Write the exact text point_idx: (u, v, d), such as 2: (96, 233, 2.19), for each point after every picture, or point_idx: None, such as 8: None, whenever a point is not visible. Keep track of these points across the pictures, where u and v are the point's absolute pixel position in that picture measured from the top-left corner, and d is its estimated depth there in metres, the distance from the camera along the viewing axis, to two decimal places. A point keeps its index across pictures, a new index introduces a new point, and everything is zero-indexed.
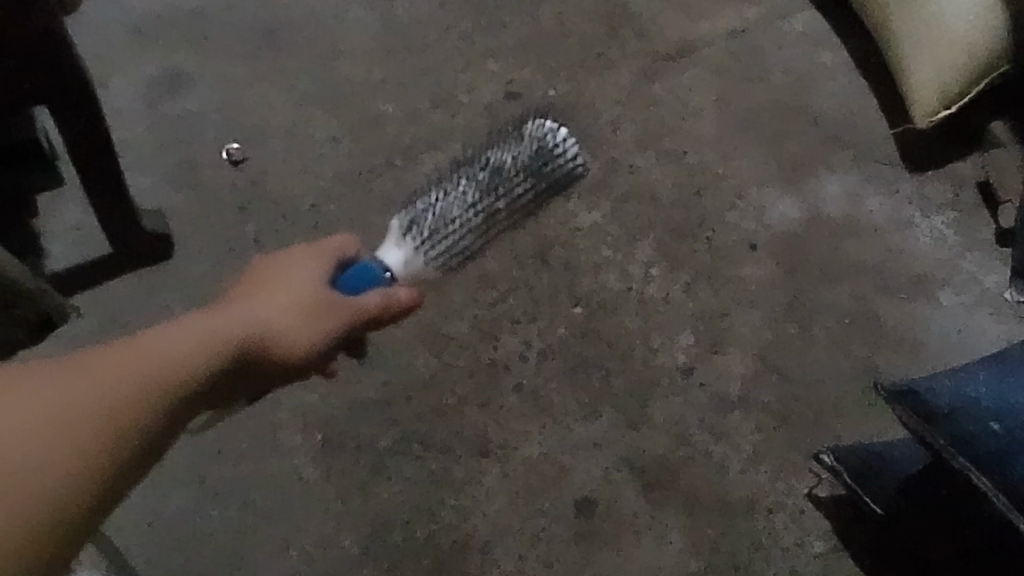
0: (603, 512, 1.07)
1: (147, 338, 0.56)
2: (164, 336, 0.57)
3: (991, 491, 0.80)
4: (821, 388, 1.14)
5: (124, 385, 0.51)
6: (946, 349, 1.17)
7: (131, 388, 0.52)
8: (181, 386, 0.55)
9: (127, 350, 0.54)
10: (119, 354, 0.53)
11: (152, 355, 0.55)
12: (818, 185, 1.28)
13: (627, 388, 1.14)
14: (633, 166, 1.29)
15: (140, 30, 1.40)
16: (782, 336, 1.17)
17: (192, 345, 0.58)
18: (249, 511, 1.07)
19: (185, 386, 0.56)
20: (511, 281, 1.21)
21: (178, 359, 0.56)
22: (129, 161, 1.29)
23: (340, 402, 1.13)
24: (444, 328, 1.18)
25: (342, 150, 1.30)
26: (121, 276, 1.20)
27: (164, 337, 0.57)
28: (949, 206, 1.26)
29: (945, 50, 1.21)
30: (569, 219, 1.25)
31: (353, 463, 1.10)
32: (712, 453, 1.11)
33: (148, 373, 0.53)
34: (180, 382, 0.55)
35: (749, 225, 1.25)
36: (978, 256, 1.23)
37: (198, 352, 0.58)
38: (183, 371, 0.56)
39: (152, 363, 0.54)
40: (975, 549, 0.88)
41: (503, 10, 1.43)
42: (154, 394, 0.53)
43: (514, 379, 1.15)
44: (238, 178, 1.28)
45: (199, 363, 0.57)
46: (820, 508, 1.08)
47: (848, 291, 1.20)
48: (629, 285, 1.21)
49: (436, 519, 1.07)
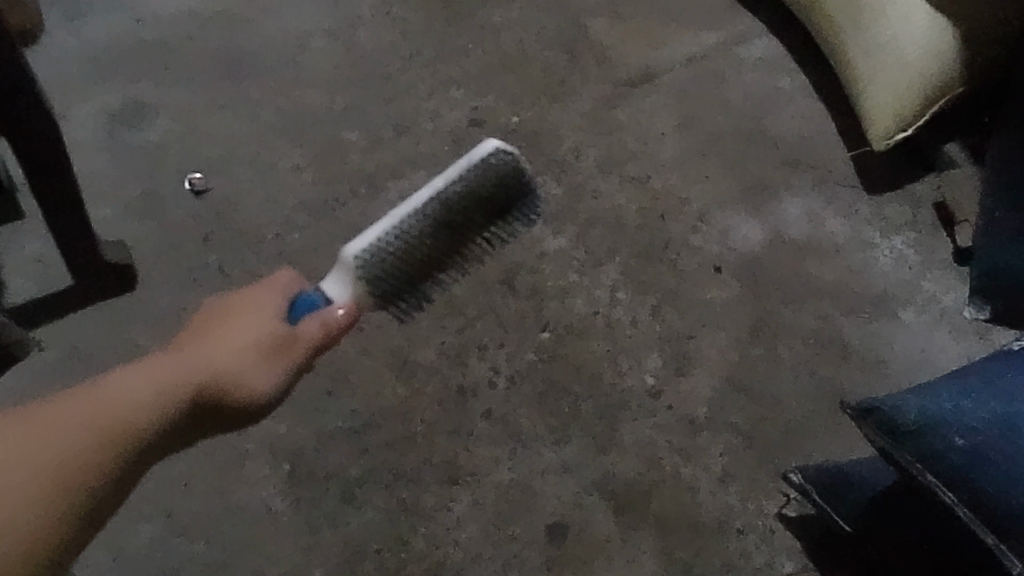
0: (575, 538, 1.07)
1: (99, 397, 0.64)
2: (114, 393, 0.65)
3: (955, 504, 0.82)
4: (788, 408, 1.15)
5: (62, 454, 0.59)
6: (909, 367, 1.18)
7: (69, 455, 0.60)
8: (126, 440, 0.63)
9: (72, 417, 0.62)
10: (73, 417, 0.62)
11: (103, 417, 0.63)
12: (780, 207, 1.29)
13: (597, 412, 1.14)
14: (597, 191, 1.30)
15: (100, 60, 1.39)
16: (748, 357, 1.18)
17: (138, 399, 0.65)
18: (218, 544, 1.06)
19: (130, 440, 0.64)
20: (478, 307, 1.21)
21: (123, 415, 0.64)
22: (90, 192, 1.28)
23: (308, 431, 1.12)
24: (412, 355, 1.17)
25: (306, 179, 1.30)
26: (83, 308, 1.18)
27: (117, 394, 0.65)
28: (908, 227, 1.28)
29: (900, 74, 1.23)
30: (535, 244, 1.26)
31: (322, 493, 1.09)
32: (682, 474, 1.11)
33: (94, 434, 0.62)
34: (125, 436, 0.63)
35: (712, 247, 1.26)
36: (937, 275, 1.25)
37: (145, 405, 0.65)
38: (127, 426, 0.64)
39: (93, 425, 0.62)
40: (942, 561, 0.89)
41: (465, 37, 1.44)
42: (95, 455, 0.61)
43: (482, 405, 1.15)
44: (201, 207, 1.27)
45: (146, 415, 0.65)
46: (790, 528, 1.08)
47: (812, 311, 1.22)
48: (596, 308, 1.21)
49: (408, 548, 1.06)
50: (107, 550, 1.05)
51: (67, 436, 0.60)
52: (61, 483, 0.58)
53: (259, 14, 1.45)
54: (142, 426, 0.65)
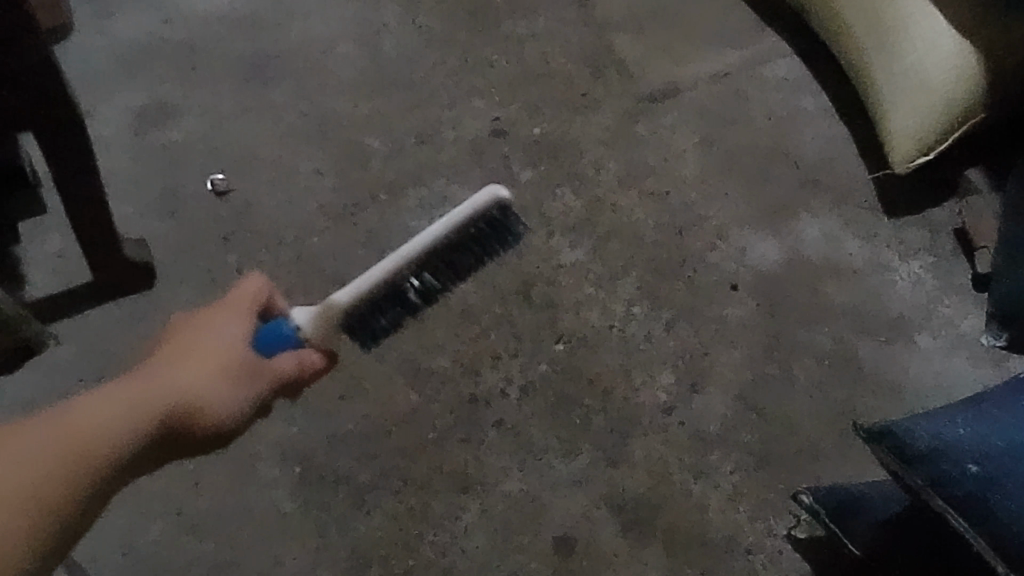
0: (582, 550, 1.07)
1: (68, 416, 0.62)
2: (77, 418, 0.62)
3: (968, 531, 0.82)
4: (800, 429, 1.15)
5: (38, 472, 0.58)
6: (924, 392, 1.18)
7: (45, 473, 0.58)
8: (99, 462, 0.61)
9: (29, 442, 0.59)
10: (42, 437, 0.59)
11: (79, 431, 0.61)
12: (798, 227, 1.29)
13: (608, 426, 1.14)
14: (616, 206, 1.30)
15: (127, 60, 1.40)
16: (762, 376, 1.18)
17: (111, 420, 0.63)
18: (226, 543, 1.06)
19: (99, 464, 0.61)
20: (493, 316, 1.21)
21: (93, 437, 0.62)
22: (113, 189, 1.29)
23: (319, 434, 1.13)
24: (426, 363, 1.18)
25: (327, 183, 1.31)
26: (102, 304, 1.19)
27: (85, 417, 0.62)
28: (927, 251, 1.28)
29: (923, 98, 1.23)
30: (552, 256, 1.26)
31: (331, 497, 1.09)
32: (692, 491, 1.11)
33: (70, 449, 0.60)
34: (94, 458, 0.61)
35: (729, 265, 1.26)
36: (955, 300, 1.24)
37: (115, 427, 0.63)
38: (93, 449, 0.61)
39: (72, 442, 0.61)
40: None
41: (489, 47, 1.45)
42: (71, 473, 0.59)
43: (494, 414, 1.15)
44: (222, 209, 1.28)
45: (120, 437, 0.63)
46: (799, 548, 1.08)
47: (828, 333, 1.21)
48: (611, 322, 1.21)
49: (414, 555, 1.06)
50: (116, 546, 1.06)
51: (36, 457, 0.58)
52: (41, 498, 0.57)
53: (286, 19, 1.46)
54: (111, 447, 0.62)
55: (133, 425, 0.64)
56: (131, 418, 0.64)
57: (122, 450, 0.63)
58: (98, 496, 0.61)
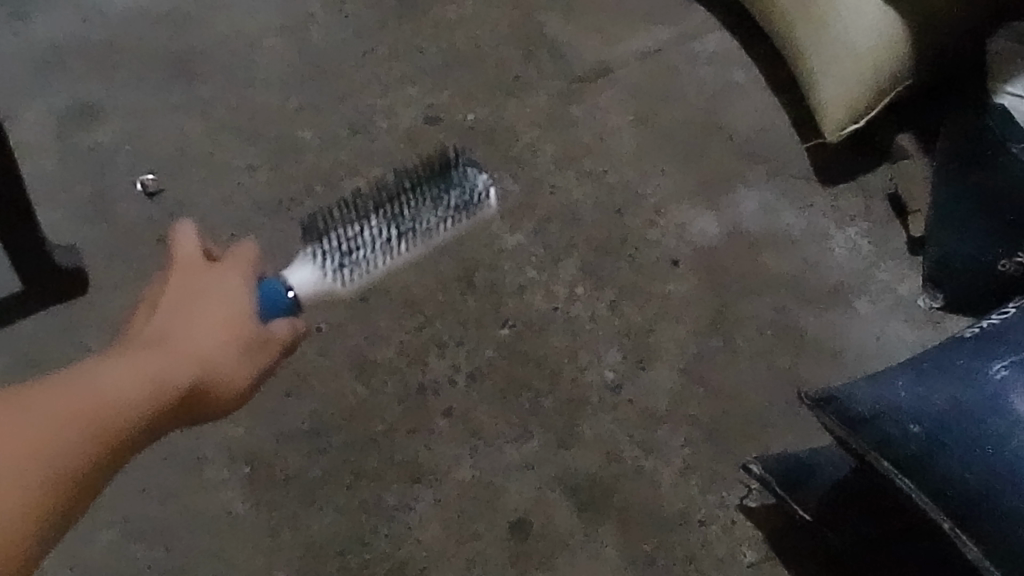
0: (538, 533, 1.07)
1: (102, 372, 0.60)
2: (80, 380, 0.59)
3: (913, 491, 0.85)
4: (747, 399, 1.16)
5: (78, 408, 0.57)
6: (865, 356, 1.19)
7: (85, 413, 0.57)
8: (129, 414, 0.60)
9: (56, 408, 0.56)
10: (77, 382, 0.59)
11: (112, 383, 0.60)
12: (736, 200, 1.30)
13: (557, 409, 1.14)
14: (554, 187, 1.30)
15: (47, 62, 1.37)
16: (707, 350, 1.19)
17: (133, 380, 0.61)
18: (177, 549, 1.05)
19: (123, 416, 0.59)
20: (437, 305, 1.20)
21: (101, 399, 0.58)
22: (40, 197, 1.26)
23: (267, 433, 1.11)
24: (371, 355, 1.17)
25: (260, 179, 1.29)
26: (34, 315, 1.16)
27: (113, 371, 0.61)
28: (862, 218, 1.30)
29: (849, 67, 1.24)
30: (494, 241, 1.25)
31: (282, 496, 1.08)
32: (644, 468, 1.11)
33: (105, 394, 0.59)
34: (105, 421, 0.58)
35: (670, 242, 1.26)
36: (891, 264, 1.26)
37: (119, 390, 0.60)
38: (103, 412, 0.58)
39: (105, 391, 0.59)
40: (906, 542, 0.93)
41: (418, 34, 1.44)
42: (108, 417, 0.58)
43: (443, 403, 1.14)
44: (154, 210, 1.25)
45: (145, 393, 0.61)
46: (751, 517, 1.09)
47: (769, 303, 1.22)
48: (555, 305, 1.21)
49: (370, 549, 1.06)
50: (62, 559, 1.04)
51: (50, 425, 0.55)
52: (81, 433, 0.56)
53: (209, 13, 1.43)
54: (139, 399, 0.61)
55: (141, 388, 0.61)
56: (136, 383, 0.61)
57: (147, 404, 0.61)
58: (128, 445, 0.60)
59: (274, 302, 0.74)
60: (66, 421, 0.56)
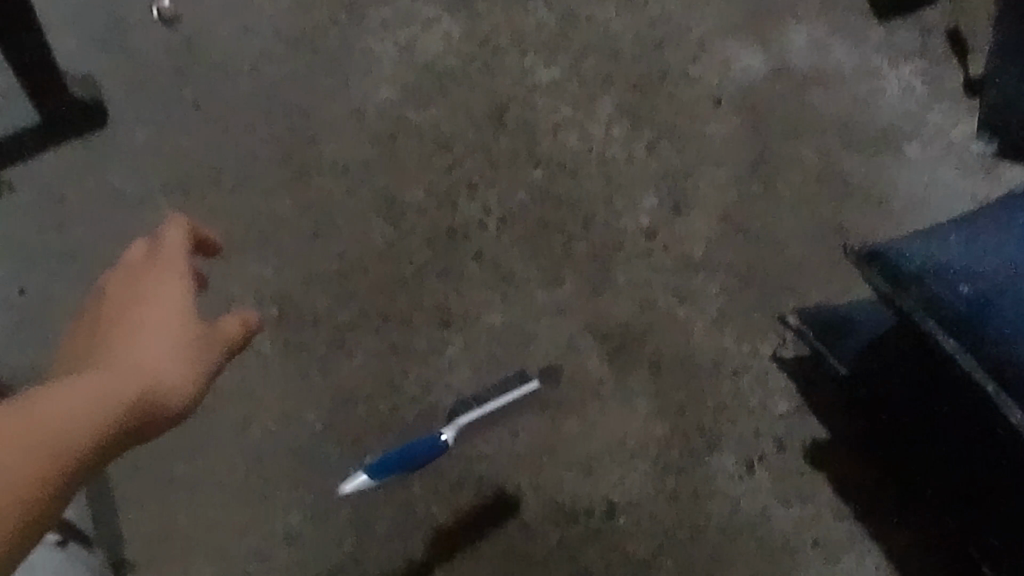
0: (568, 380, 1.07)
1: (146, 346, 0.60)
2: (126, 359, 0.58)
3: (957, 353, 0.81)
4: (786, 248, 1.12)
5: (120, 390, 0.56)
6: (911, 205, 1.15)
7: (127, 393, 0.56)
8: (170, 392, 0.59)
9: (101, 388, 0.55)
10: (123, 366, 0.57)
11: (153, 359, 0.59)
12: (784, 34, 1.23)
13: (591, 254, 1.12)
14: (591, 17, 1.23)
15: None
16: (747, 195, 1.15)
17: (171, 352, 0.60)
18: (207, 389, 1.07)
19: (167, 398, 0.59)
20: (467, 144, 1.16)
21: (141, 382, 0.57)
22: (52, 21, 1.20)
23: (295, 275, 1.10)
24: (400, 196, 1.14)
25: (282, 5, 1.22)
26: (52, 149, 1.14)
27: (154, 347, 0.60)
28: (918, 55, 1.22)
29: None
30: (525, 76, 1.20)
31: (311, 339, 1.08)
32: (678, 315, 1.09)
33: (147, 370, 0.58)
34: (141, 399, 0.57)
35: (712, 78, 1.20)
36: (945, 106, 1.19)
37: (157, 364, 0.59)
38: (146, 394, 0.57)
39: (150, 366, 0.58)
40: (940, 414, 0.89)
41: None
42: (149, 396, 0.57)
43: (473, 247, 1.12)
44: (171, 37, 1.20)
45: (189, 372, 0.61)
46: (785, 367, 1.07)
47: (814, 146, 1.17)
48: (589, 146, 1.17)
49: (399, 392, 1.07)
50: None
51: (94, 404, 0.54)
52: (122, 412, 0.55)
53: None
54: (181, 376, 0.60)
55: (182, 364, 0.60)
56: (174, 359, 0.60)
57: (191, 379, 0.61)
58: (166, 422, 0.59)
59: (406, 455, 0.96)
60: (107, 398, 0.55)
